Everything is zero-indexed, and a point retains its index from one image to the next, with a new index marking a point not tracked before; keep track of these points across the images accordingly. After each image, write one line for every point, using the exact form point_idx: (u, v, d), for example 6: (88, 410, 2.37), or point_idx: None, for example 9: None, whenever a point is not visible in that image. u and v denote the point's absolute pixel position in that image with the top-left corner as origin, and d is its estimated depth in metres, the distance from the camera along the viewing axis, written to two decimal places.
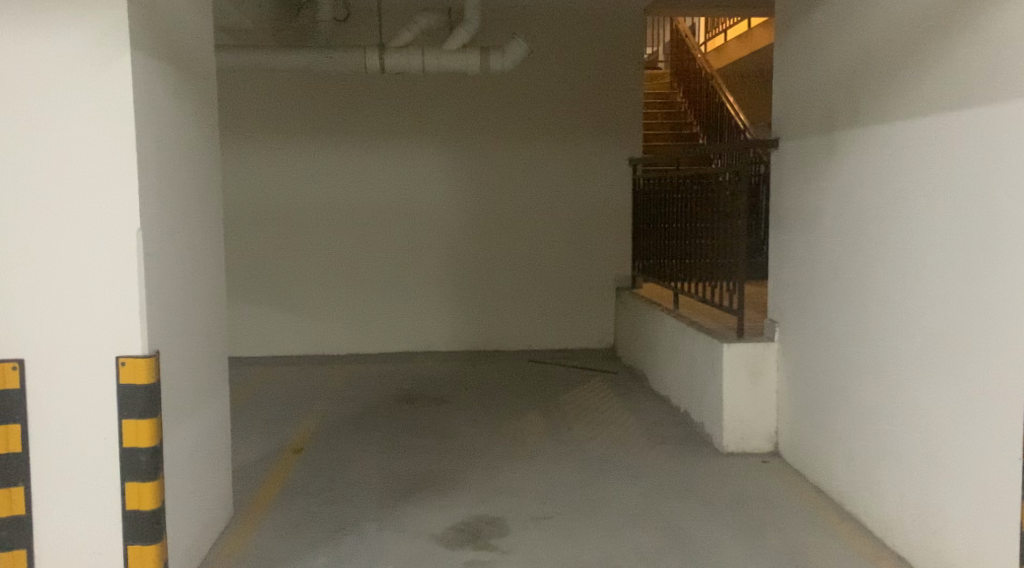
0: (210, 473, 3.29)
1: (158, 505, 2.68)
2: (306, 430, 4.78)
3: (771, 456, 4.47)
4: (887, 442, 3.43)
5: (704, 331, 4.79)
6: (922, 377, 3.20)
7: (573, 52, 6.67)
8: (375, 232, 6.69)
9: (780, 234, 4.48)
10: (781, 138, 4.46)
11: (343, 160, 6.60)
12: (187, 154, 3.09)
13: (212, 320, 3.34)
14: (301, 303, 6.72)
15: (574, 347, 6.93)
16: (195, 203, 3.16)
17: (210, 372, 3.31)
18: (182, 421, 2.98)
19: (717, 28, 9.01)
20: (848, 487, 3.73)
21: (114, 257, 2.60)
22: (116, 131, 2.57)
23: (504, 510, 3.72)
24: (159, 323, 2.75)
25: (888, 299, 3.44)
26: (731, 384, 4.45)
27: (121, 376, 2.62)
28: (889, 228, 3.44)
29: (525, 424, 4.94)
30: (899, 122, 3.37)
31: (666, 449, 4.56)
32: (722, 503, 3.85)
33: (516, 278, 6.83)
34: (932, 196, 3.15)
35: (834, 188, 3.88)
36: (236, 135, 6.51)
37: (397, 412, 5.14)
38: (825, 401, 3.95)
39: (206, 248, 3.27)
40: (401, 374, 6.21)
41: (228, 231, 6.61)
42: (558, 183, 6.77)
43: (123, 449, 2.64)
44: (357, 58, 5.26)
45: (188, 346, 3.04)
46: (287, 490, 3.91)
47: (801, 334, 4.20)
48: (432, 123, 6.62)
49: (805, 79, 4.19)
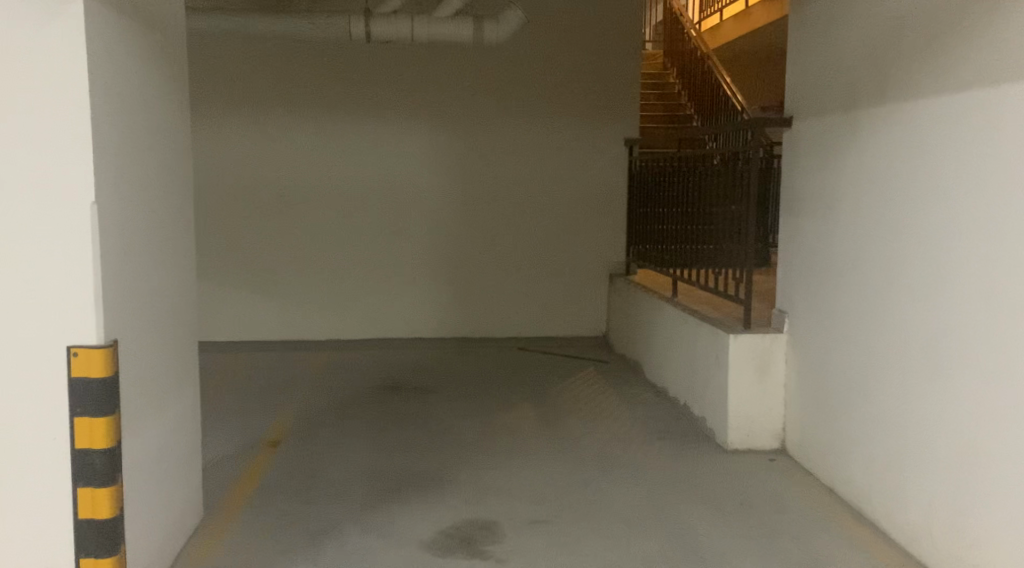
0: (178, 472, 3.00)
1: (116, 513, 2.38)
2: (283, 423, 4.49)
3: (777, 454, 4.24)
4: (911, 446, 3.20)
5: (708, 321, 4.53)
6: (954, 379, 2.96)
7: (569, 25, 6.37)
8: (359, 212, 6.38)
9: (791, 220, 4.23)
10: (794, 118, 4.20)
11: (323, 136, 6.27)
12: (152, 119, 2.77)
13: (179, 306, 3.04)
14: (279, 286, 6.40)
15: (565, 335, 6.67)
16: (162, 178, 2.85)
17: (177, 362, 3.01)
18: (145, 417, 2.68)
19: (713, 8, 8.74)
20: (866, 491, 3.50)
21: (63, 237, 2.29)
22: (69, 90, 2.25)
23: (497, 512, 3.47)
24: (119, 308, 2.44)
25: (918, 290, 3.17)
26: (738, 379, 4.20)
27: (73, 368, 2.31)
28: (920, 214, 3.17)
29: (516, 418, 4.67)
30: (930, 98, 3.11)
31: (667, 446, 4.32)
32: (729, 505, 3.62)
33: (505, 262, 6.54)
34: (969, 179, 2.89)
35: (854, 172, 3.64)
36: (210, 108, 6.16)
37: (379, 403, 4.86)
38: (842, 399, 3.70)
39: (173, 226, 2.96)
40: (384, 362, 5.92)
41: (202, 209, 6.27)
42: (551, 165, 6.49)
43: (76, 451, 2.34)
44: (341, 25, 4.89)
45: (152, 332, 2.74)
46: (263, 489, 3.64)
47: (814, 326, 3.96)
48: (419, 99, 6.30)
49: (824, 54, 3.92)
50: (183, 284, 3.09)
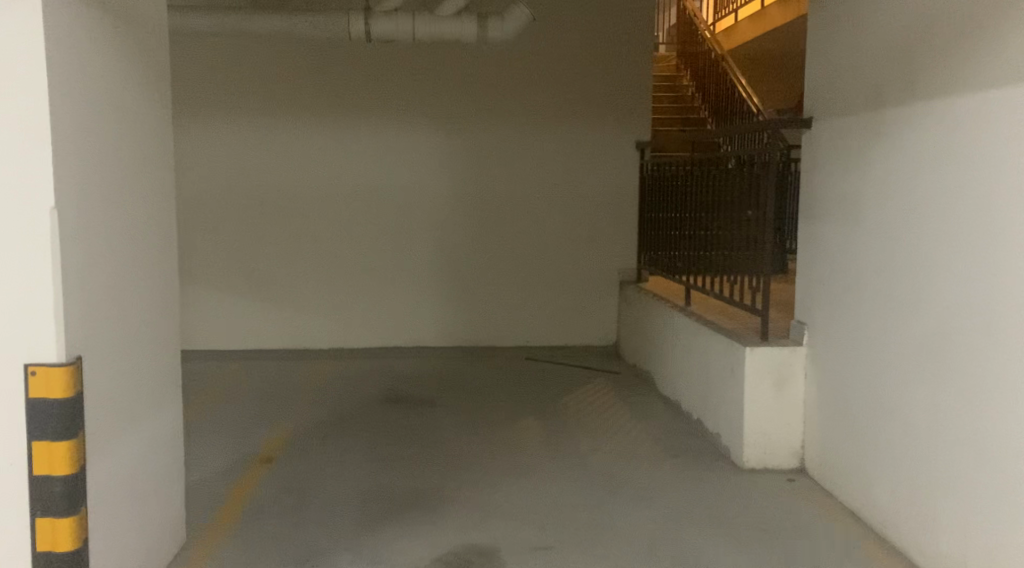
0: (156, 495, 2.83)
1: (78, 545, 2.19)
2: (277, 438, 4.32)
3: (796, 474, 4.01)
4: (940, 468, 2.98)
5: (722, 332, 4.31)
6: (985, 397, 2.75)
7: (578, 25, 6.18)
8: (362, 218, 6.20)
9: (810, 226, 4.00)
10: (813, 120, 3.97)
11: (325, 139, 6.10)
12: (126, 122, 2.60)
13: (159, 321, 2.87)
14: (280, 294, 6.24)
15: (574, 344, 6.46)
16: (137, 185, 2.67)
17: (157, 379, 2.83)
18: (116, 440, 2.49)
19: (727, 9, 8.52)
20: (893, 517, 3.27)
21: (19, 244, 2.11)
22: (25, 88, 2.08)
23: (497, 537, 3.26)
24: (85, 322, 2.27)
25: (948, 302, 2.95)
26: (754, 394, 3.98)
27: (30, 389, 2.14)
28: (949, 221, 2.94)
29: (520, 434, 4.47)
30: (957, 97, 2.90)
31: (678, 464, 4.10)
32: (746, 530, 3.40)
33: (512, 269, 6.34)
34: (1001, 182, 2.68)
35: (877, 175, 3.41)
36: (208, 112, 6.01)
37: (378, 417, 4.68)
38: (865, 418, 3.47)
39: (152, 235, 2.79)
40: (387, 373, 5.74)
41: (200, 215, 6.11)
42: (559, 169, 6.29)
43: (33, 477, 2.16)
44: (339, 24, 4.72)
45: (126, 350, 2.56)
46: (251, 509, 3.46)
47: (835, 339, 3.73)
48: (424, 101, 6.12)
49: (845, 52, 3.70)
50: (164, 297, 2.91)
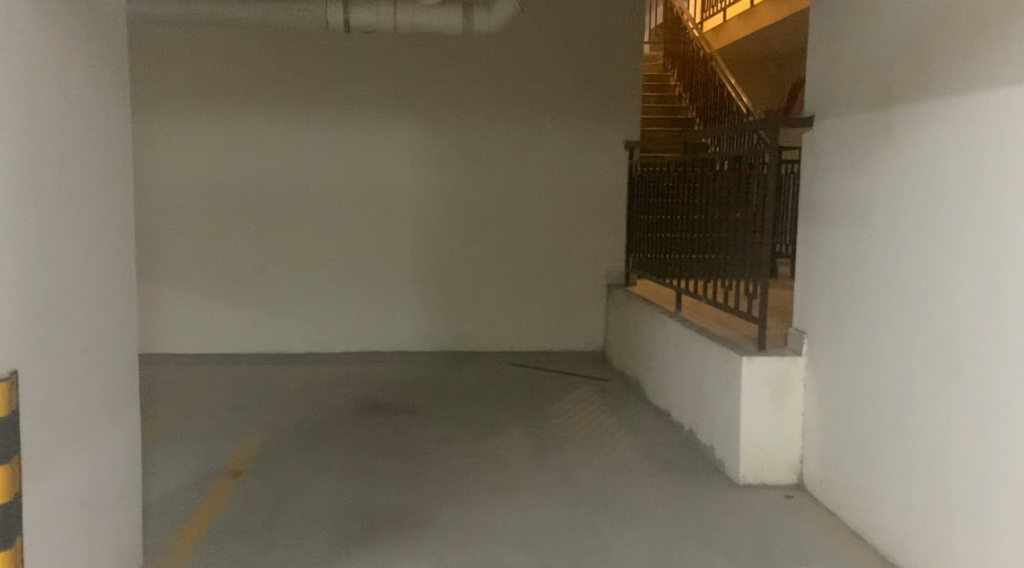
0: (110, 515, 2.60)
1: None
2: (247, 450, 4.08)
3: (795, 490, 3.83)
4: (948, 481, 2.80)
5: (718, 340, 4.12)
6: (996, 403, 2.58)
7: (566, 21, 5.98)
8: (340, 215, 5.97)
9: (810, 231, 3.82)
10: (814, 120, 3.79)
11: (302, 134, 5.86)
12: (77, 109, 2.36)
13: (115, 329, 2.64)
14: (254, 296, 5.98)
15: (560, 350, 6.26)
16: (89, 180, 2.44)
17: (108, 390, 2.59)
18: (61, 459, 2.26)
19: (715, 7, 8.37)
20: (898, 534, 3.08)
21: None
22: None
23: (479, 559, 3.05)
24: (22, 329, 2.03)
25: (956, 308, 2.77)
26: (751, 405, 3.79)
27: None
28: (958, 223, 2.77)
29: (503, 446, 4.26)
30: (961, 95, 2.77)
31: (671, 480, 3.91)
32: (743, 550, 3.21)
33: (495, 271, 6.13)
34: (1010, 179, 2.54)
35: (880, 178, 3.24)
36: (177, 107, 5.76)
37: (354, 428, 4.45)
38: (867, 430, 3.29)
39: (104, 238, 2.55)
40: (366, 379, 5.51)
41: (169, 214, 5.86)
42: (544, 169, 6.09)
43: None
44: (317, 11, 4.52)
45: (74, 361, 2.33)
46: (218, 528, 3.23)
47: (837, 349, 3.54)
48: (405, 97, 5.90)
49: (848, 49, 3.52)
50: (120, 301, 2.68)
